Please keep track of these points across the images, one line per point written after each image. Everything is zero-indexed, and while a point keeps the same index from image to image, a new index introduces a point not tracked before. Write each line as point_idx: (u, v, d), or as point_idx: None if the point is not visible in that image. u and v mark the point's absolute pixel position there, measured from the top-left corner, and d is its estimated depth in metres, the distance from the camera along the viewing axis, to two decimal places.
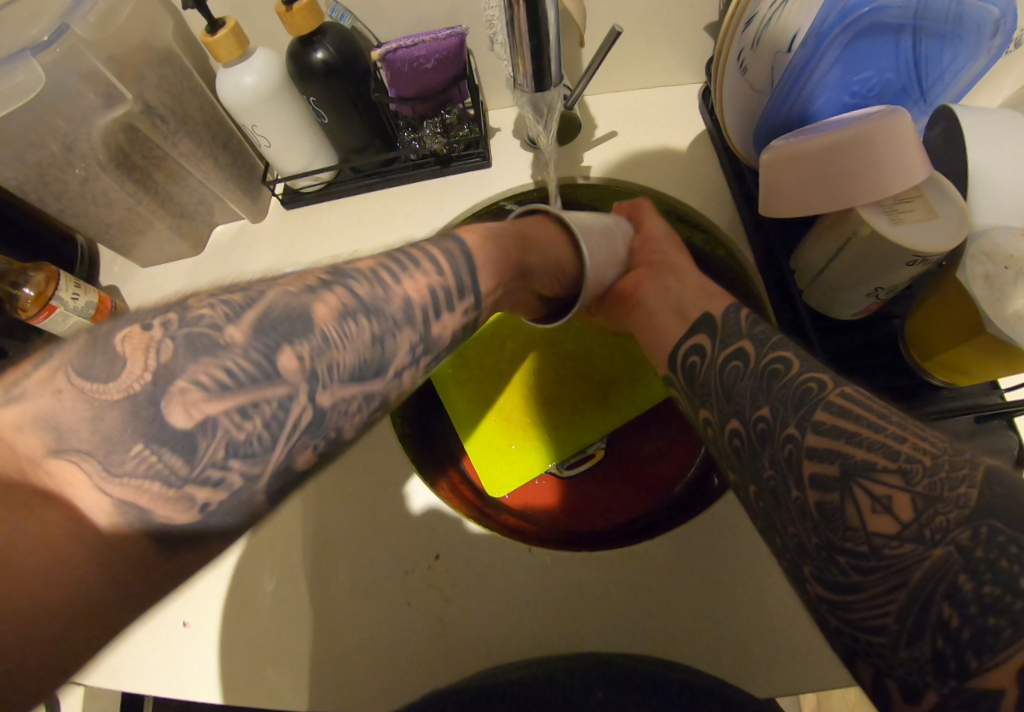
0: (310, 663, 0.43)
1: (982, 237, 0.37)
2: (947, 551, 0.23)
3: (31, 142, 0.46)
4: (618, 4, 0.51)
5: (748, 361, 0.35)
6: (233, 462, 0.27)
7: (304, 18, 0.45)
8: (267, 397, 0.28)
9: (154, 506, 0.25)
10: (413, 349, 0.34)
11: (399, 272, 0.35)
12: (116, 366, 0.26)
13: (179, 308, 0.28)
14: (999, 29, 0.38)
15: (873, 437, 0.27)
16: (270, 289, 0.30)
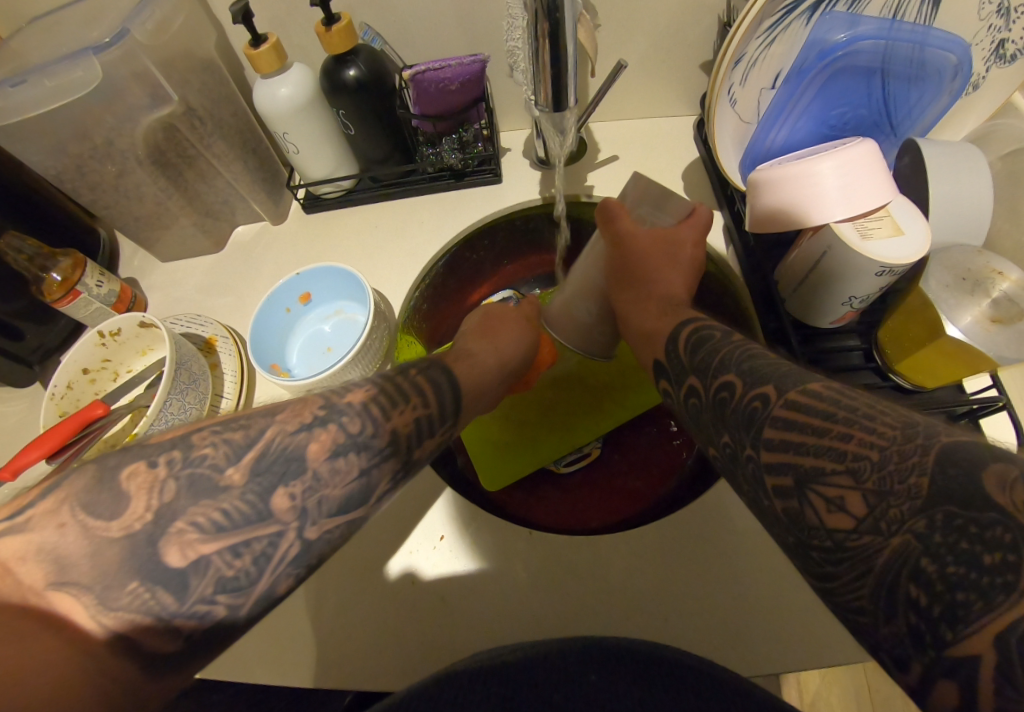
0: (311, 638, 0.44)
1: (942, 254, 0.43)
2: (905, 539, 0.23)
3: (75, 134, 0.49)
4: (622, 39, 0.56)
5: (701, 396, 0.36)
6: (221, 595, 0.28)
7: (341, 39, 0.49)
8: (259, 536, 0.29)
9: (144, 638, 0.26)
10: (396, 477, 0.36)
11: (388, 407, 0.36)
12: (121, 505, 0.27)
13: (184, 444, 0.30)
14: (958, 73, 0.45)
15: (819, 443, 0.27)
16: (268, 427, 0.32)
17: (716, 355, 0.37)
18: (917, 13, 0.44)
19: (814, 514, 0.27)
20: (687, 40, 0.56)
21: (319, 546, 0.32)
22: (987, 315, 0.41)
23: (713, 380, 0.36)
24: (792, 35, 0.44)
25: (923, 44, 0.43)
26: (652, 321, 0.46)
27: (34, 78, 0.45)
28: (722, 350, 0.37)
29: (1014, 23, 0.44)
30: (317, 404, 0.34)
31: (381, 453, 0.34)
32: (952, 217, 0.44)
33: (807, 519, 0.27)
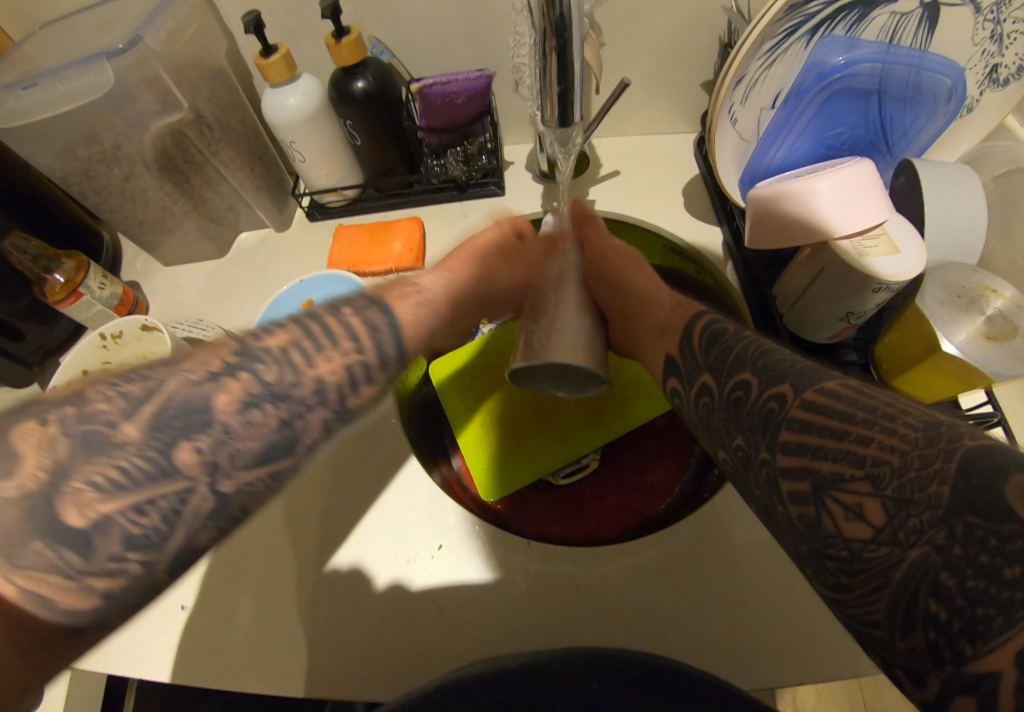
0: (307, 649, 0.43)
1: (938, 271, 0.44)
2: (924, 551, 0.21)
3: (84, 138, 0.50)
4: (626, 57, 0.58)
5: (715, 397, 0.34)
6: (133, 553, 0.28)
7: (350, 51, 0.50)
8: (162, 493, 0.29)
9: (57, 594, 0.26)
10: (327, 426, 0.36)
11: (313, 350, 0.36)
12: (12, 461, 0.27)
13: (76, 401, 0.30)
14: (953, 96, 0.47)
15: (839, 449, 0.25)
16: (167, 378, 0.32)
17: (731, 351, 0.34)
18: (914, 35, 0.45)
19: (832, 523, 0.24)
20: (689, 60, 0.58)
21: (239, 498, 0.32)
22: (981, 332, 0.42)
23: (729, 379, 0.33)
24: (792, 57, 0.45)
25: (919, 67, 0.45)
26: (661, 314, 0.44)
27: (45, 81, 0.45)
28: (735, 350, 0.34)
29: (1006, 49, 0.45)
30: (229, 350, 0.34)
31: (303, 405, 0.35)
32: (945, 237, 0.45)
33: (823, 528, 0.25)
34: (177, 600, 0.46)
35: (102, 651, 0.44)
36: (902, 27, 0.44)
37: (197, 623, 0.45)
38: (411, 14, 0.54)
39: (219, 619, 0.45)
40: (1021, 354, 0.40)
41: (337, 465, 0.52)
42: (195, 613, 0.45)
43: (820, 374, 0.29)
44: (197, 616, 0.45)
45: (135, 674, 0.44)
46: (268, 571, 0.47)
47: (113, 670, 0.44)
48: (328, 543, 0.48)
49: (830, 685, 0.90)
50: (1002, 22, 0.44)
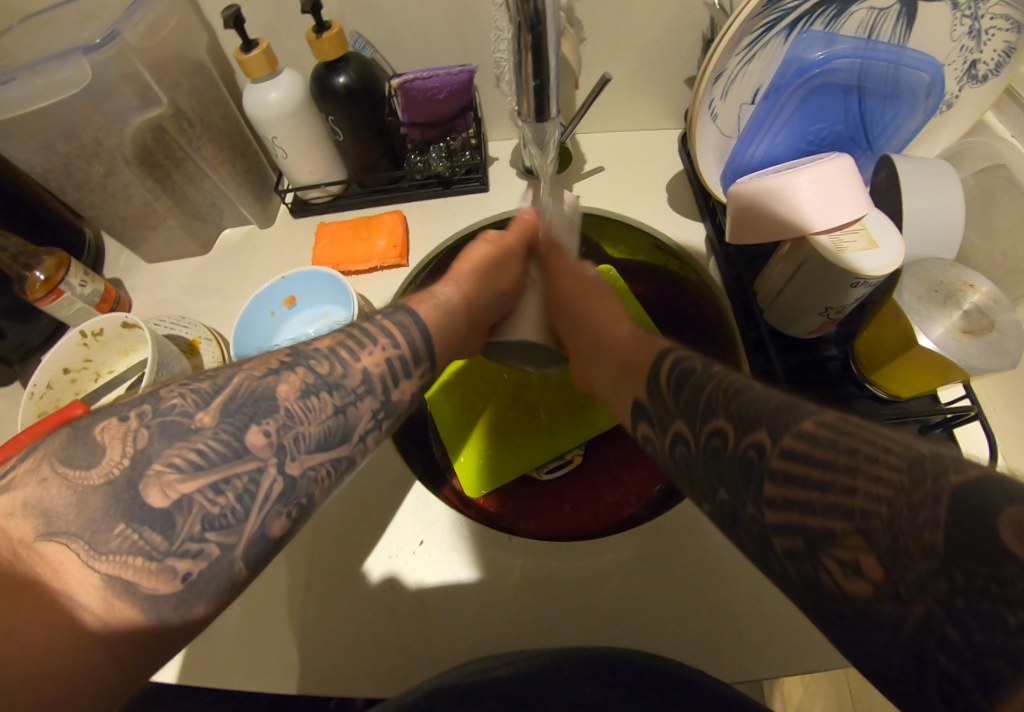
0: (289, 648, 0.43)
1: (915, 269, 0.44)
2: (927, 607, 0.19)
3: (62, 134, 0.50)
4: (609, 53, 0.58)
5: (692, 445, 0.33)
6: (210, 534, 0.29)
7: (332, 46, 0.50)
8: (238, 472, 0.31)
9: (139, 577, 0.27)
10: (375, 415, 0.38)
11: (357, 348, 0.38)
12: (98, 454, 0.29)
13: (152, 397, 0.31)
14: (933, 91, 0.47)
15: (822, 500, 0.23)
16: (234, 375, 0.34)
17: (703, 391, 0.33)
18: (892, 31, 0.45)
19: (830, 581, 0.22)
20: (672, 56, 0.58)
21: (304, 482, 0.33)
22: (958, 326, 0.41)
23: (704, 426, 0.32)
24: (771, 52, 0.45)
25: (898, 63, 0.45)
26: (630, 354, 0.44)
27: (22, 76, 0.45)
28: (706, 388, 0.33)
29: (985, 45, 0.46)
30: (282, 354, 0.36)
31: (355, 394, 0.36)
32: (924, 231, 0.45)
33: (823, 586, 0.23)
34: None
35: None
36: (880, 22, 0.45)
37: None
38: (393, 9, 0.54)
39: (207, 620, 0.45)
40: (997, 348, 0.40)
41: None
42: None
43: (796, 413, 0.27)
44: None
45: None
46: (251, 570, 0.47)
47: None
48: (314, 541, 0.48)
49: (816, 677, 0.91)
50: (980, 18, 0.44)
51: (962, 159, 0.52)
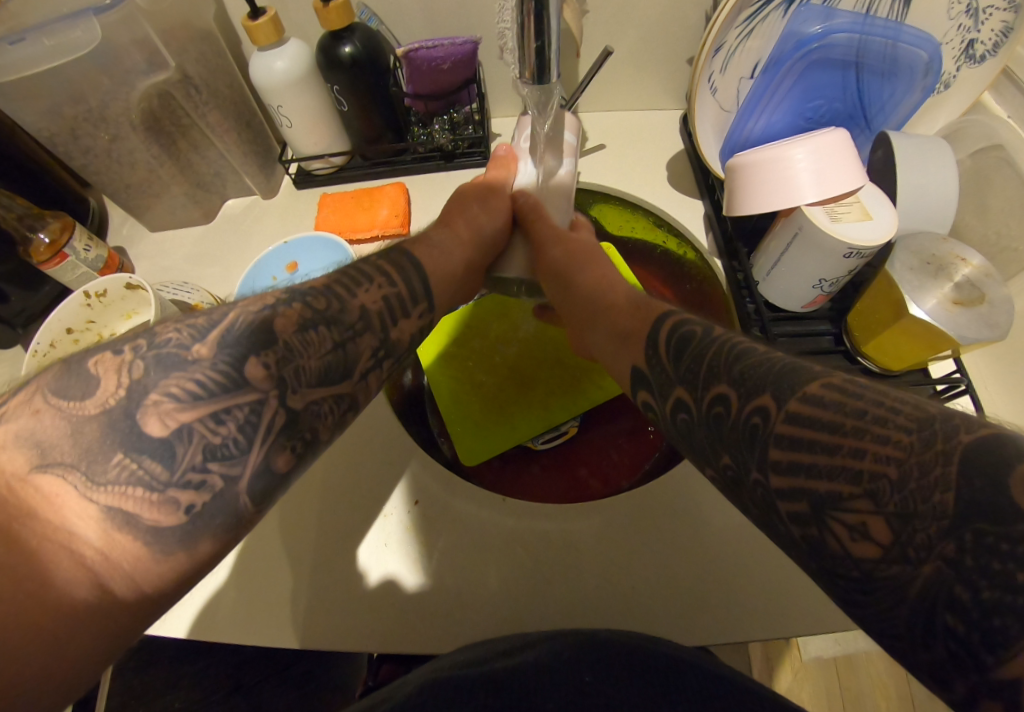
0: (288, 602, 0.44)
1: (907, 242, 0.44)
2: (936, 566, 0.20)
3: (71, 97, 0.50)
4: (611, 29, 0.58)
5: (696, 340, 0.34)
6: (212, 465, 0.28)
7: (337, 16, 0.50)
8: (239, 403, 0.30)
9: (139, 508, 0.26)
10: (374, 352, 0.38)
11: (355, 288, 0.38)
12: (92, 384, 0.28)
13: (147, 334, 0.30)
14: (930, 70, 0.48)
15: (830, 463, 0.24)
16: (231, 311, 0.32)
17: (705, 354, 0.32)
18: (890, 8, 0.46)
19: (837, 543, 0.23)
20: (675, 34, 0.58)
21: (308, 415, 0.32)
22: (950, 298, 0.42)
23: (711, 338, 0.33)
24: (770, 26, 0.46)
25: (896, 39, 0.46)
26: (635, 282, 0.47)
27: (33, 36, 0.45)
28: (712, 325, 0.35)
29: (983, 24, 0.46)
30: (277, 292, 0.35)
31: (356, 334, 0.37)
32: (917, 205, 0.46)
33: (828, 548, 0.23)
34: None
35: None
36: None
37: None
38: None
39: (212, 584, 0.45)
40: (986, 319, 0.41)
41: None
42: None
43: (799, 375, 0.27)
44: None
45: None
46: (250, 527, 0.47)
47: None
48: (315, 502, 0.48)
49: (806, 665, 0.91)
50: None
51: (956, 138, 0.52)
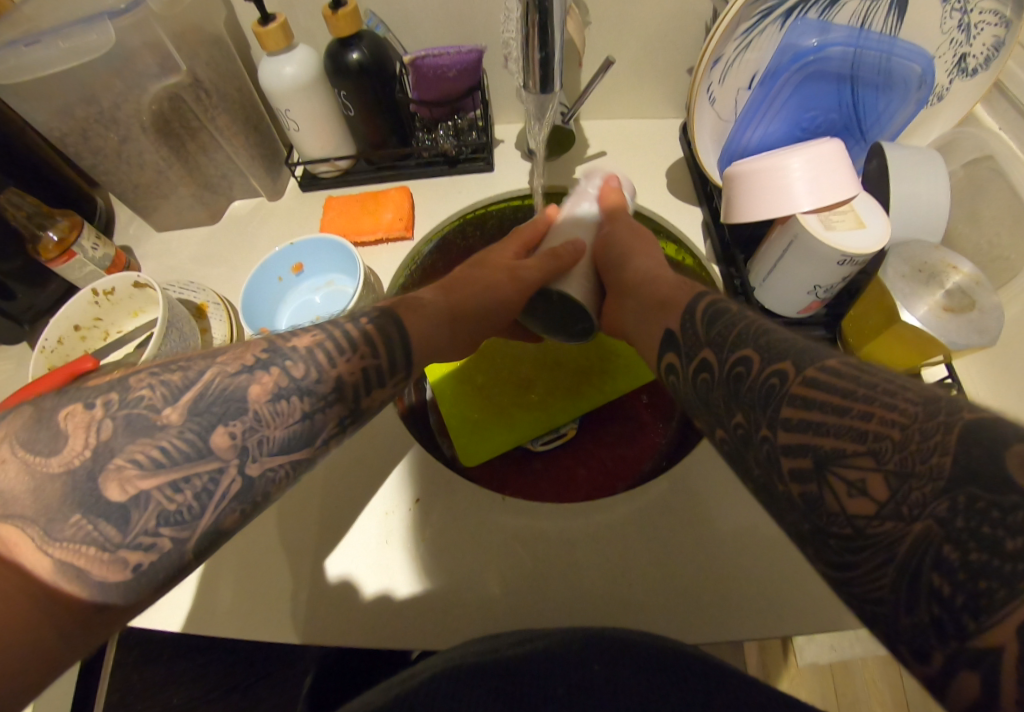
0: (288, 596, 0.45)
1: (901, 248, 0.46)
2: (927, 524, 0.20)
3: (83, 98, 0.51)
4: (613, 40, 0.59)
5: (714, 372, 0.33)
6: (165, 529, 0.29)
7: (346, 23, 0.52)
8: (199, 471, 0.30)
9: (91, 565, 0.27)
10: (342, 422, 0.37)
11: (335, 352, 0.37)
12: (59, 441, 0.29)
13: (121, 387, 0.31)
14: (924, 83, 0.50)
15: (839, 423, 0.25)
16: (206, 369, 0.33)
17: (734, 326, 0.33)
18: (883, 23, 0.47)
19: (834, 500, 0.24)
20: (676, 45, 0.60)
21: (263, 482, 0.32)
22: (941, 304, 0.43)
23: (729, 355, 0.32)
24: (767, 40, 0.47)
25: (890, 53, 0.48)
26: (663, 290, 0.44)
27: (47, 39, 0.46)
28: (743, 320, 0.33)
29: (974, 39, 0.47)
30: (259, 348, 0.35)
31: (325, 399, 0.36)
32: (911, 213, 0.47)
33: (826, 505, 0.24)
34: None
35: None
36: (873, 13, 0.46)
37: None
38: None
39: (209, 579, 0.46)
40: (976, 325, 0.42)
41: None
42: None
43: (818, 352, 0.28)
44: None
45: None
46: (251, 523, 0.48)
47: None
48: (316, 500, 0.49)
49: (802, 671, 0.91)
50: (969, 12, 0.46)
51: (950, 150, 0.53)
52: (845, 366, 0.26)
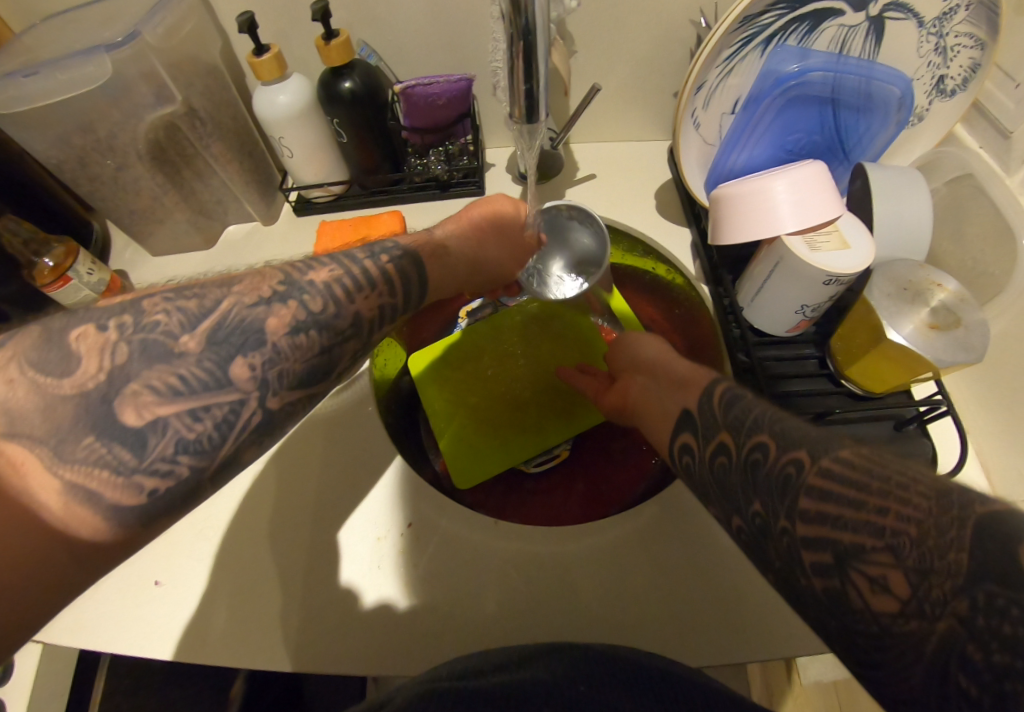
0: (280, 624, 0.44)
1: (885, 268, 0.46)
2: (949, 624, 0.21)
3: (80, 128, 0.52)
4: (600, 67, 0.61)
5: (732, 456, 0.33)
6: (182, 457, 0.28)
7: (338, 53, 0.53)
8: (219, 401, 0.29)
9: (102, 489, 0.25)
10: (354, 354, 0.38)
11: (353, 288, 0.37)
12: (71, 363, 0.27)
13: (134, 311, 0.29)
14: (903, 106, 0.50)
15: (857, 517, 0.25)
16: (222, 299, 0.32)
17: (750, 412, 0.33)
18: (862, 47, 0.48)
19: (857, 595, 0.24)
20: (661, 71, 0.61)
21: (280, 415, 0.32)
22: (926, 322, 0.43)
23: (746, 438, 0.32)
24: (748, 65, 0.49)
25: (870, 78, 0.49)
26: (680, 372, 0.44)
27: (45, 70, 0.47)
28: (757, 407, 0.34)
29: (952, 61, 0.49)
30: (274, 281, 0.34)
31: (339, 334, 0.36)
32: (894, 234, 0.48)
33: (849, 601, 0.25)
34: (153, 576, 0.46)
35: (74, 625, 0.45)
36: (850, 38, 0.48)
37: (169, 600, 0.45)
38: (397, 19, 0.57)
39: (201, 606, 0.45)
40: (962, 343, 0.42)
41: (313, 443, 0.52)
42: (168, 590, 0.46)
43: (830, 441, 0.29)
44: (170, 594, 0.45)
45: (104, 646, 0.44)
46: (241, 550, 0.47)
47: (85, 643, 0.44)
48: (309, 525, 0.48)
49: (807, 690, 0.89)
50: (945, 36, 0.47)
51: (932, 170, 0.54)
52: (858, 456, 0.27)
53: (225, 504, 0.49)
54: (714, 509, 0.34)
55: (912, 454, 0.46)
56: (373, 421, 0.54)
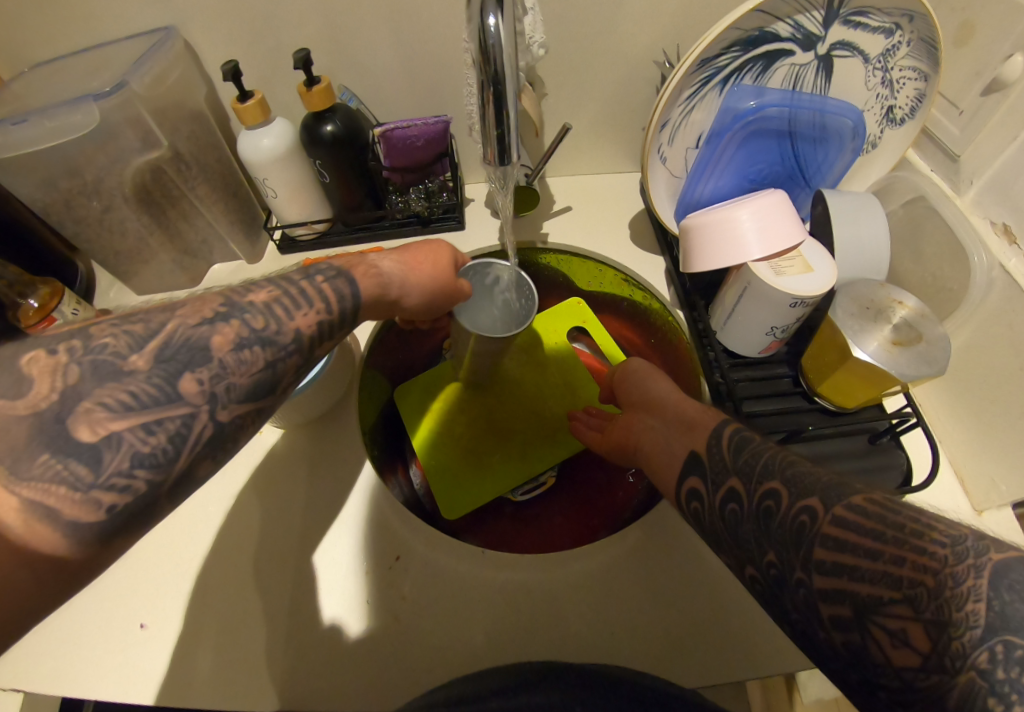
0: (265, 666, 0.43)
1: (848, 288, 0.48)
2: (969, 677, 0.23)
3: (66, 172, 0.54)
4: (570, 107, 0.64)
5: (743, 505, 0.34)
6: (139, 471, 0.27)
7: (320, 98, 0.55)
8: (171, 415, 0.29)
9: (61, 506, 0.25)
10: (302, 370, 0.36)
11: (294, 304, 0.35)
12: (22, 384, 0.26)
13: (84, 335, 0.29)
14: (856, 134, 0.55)
15: (872, 568, 0.27)
16: (168, 320, 0.31)
17: (758, 459, 0.35)
18: (814, 84, 0.51)
19: (879, 650, 0.26)
20: (628, 109, 0.65)
21: (232, 429, 0.31)
22: (890, 338, 0.45)
23: (758, 485, 0.33)
24: (708, 104, 0.51)
25: (823, 111, 0.53)
26: (684, 411, 0.44)
27: (34, 119, 0.49)
28: (764, 453, 0.35)
29: (899, 92, 0.52)
30: (219, 300, 0.33)
31: (286, 349, 0.34)
32: (856, 257, 0.50)
33: (872, 655, 0.26)
34: (137, 618, 0.45)
35: (51, 674, 0.43)
36: (803, 75, 0.51)
37: (153, 644, 0.44)
38: (377, 65, 0.60)
39: (184, 648, 0.43)
40: (924, 356, 0.44)
41: (297, 477, 0.52)
42: (152, 633, 0.44)
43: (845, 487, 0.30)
44: (154, 638, 0.44)
45: (83, 696, 0.42)
46: (223, 592, 0.46)
47: (62, 692, 0.42)
48: (292, 560, 0.47)
49: None
50: (890, 70, 0.51)
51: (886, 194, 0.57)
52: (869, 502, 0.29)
53: (208, 542, 0.48)
54: (727, 558, 0.35)
55: (889, 464, 0.48)
56: (357, 450, 0.54)
